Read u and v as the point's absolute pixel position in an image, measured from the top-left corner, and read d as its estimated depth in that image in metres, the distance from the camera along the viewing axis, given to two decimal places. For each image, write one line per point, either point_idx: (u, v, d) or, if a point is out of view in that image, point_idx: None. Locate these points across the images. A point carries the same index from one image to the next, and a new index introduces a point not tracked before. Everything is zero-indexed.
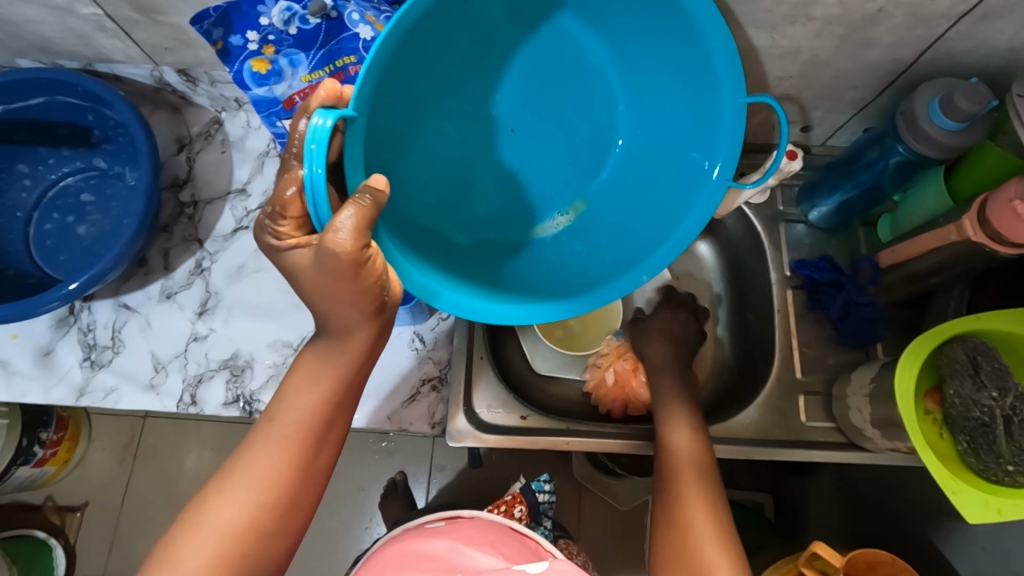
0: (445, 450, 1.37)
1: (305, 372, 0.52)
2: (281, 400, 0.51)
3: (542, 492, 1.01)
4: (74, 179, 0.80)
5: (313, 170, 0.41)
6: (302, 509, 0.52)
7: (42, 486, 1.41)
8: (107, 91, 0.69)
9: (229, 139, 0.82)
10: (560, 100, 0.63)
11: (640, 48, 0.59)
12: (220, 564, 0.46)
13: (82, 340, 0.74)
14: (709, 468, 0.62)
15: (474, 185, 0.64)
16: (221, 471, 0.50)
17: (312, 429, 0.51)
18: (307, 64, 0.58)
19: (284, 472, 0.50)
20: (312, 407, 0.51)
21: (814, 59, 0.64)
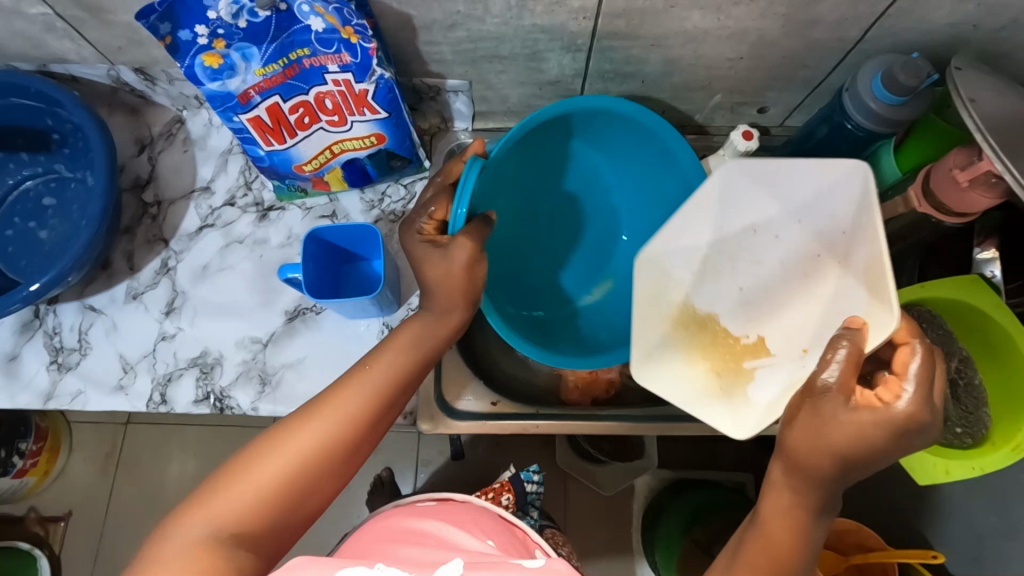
0: (430, 444, 1.38)
1: (404, 335, 0.58)
2: (382, 350, 0.56)
3: (530, 482, 1.04)
4: (34, 183, 0.78)
5: (457, 209, 0.60)
6: (365, 451, 0.53)
7: (25, 498, 1.41)
8: (61, 92, 0.68)
9: (191, 137, 0.82)
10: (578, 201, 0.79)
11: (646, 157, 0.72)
12: (271, 492, 0.48)
13: (48, 344, 0.74)
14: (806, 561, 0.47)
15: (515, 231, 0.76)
16: (302, 407, 0.52)
17: (394, 387, 0.55)
18: (258, 57, 0.59)
19: (361, 418, 0.52)
20: (397, 363, 0.56)
21: (762, 39, 0.65)
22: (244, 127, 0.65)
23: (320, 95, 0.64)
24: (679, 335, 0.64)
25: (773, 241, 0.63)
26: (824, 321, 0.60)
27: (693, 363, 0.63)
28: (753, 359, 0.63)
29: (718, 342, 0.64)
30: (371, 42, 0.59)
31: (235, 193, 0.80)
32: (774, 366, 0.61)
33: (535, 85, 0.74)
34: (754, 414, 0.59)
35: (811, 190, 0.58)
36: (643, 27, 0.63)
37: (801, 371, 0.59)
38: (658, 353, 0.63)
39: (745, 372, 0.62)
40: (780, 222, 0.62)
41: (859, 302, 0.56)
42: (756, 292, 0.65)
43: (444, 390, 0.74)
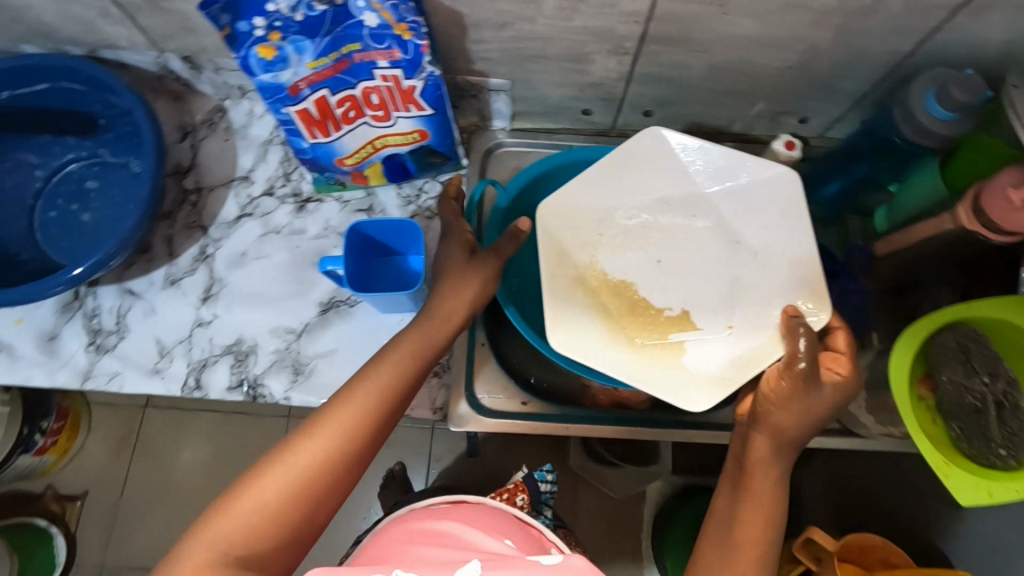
0: (442, 441, 1.39)
1: (402, 347, 0.58)
2: (379, 365, 0.56)
3: (543, 482, 1.03)
4: (78, 166, 0.79)
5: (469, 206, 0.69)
6: (364, 466, 0.53)
7: (43, 476, 1.42)
8: (112, 78, 0.69)
9: (233, 126, 0.83)
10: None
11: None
12: (273, 513, 0.47)
13: (88, 325, 0.75)
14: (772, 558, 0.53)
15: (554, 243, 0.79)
16: (300, 426, 0.52)
17: (390, 397, 0.55)
18: (311, 50, 0.59)
19: (359, 431, 0.52)
20: (395, 376, 0.56)
21: (811, 49, 0.64)
22: (291, 119, 0.65)
23: (367, 90, 0.64)
24: (585, 291, 0.64)
25: (691, 223, 0.67)
26: (731, 297, 0.64)
27: (614, 334, 0.62)
28: (681, 332, 0.63)
29: (638, 313, 0.64)
30: (423, 40, 0.59)
31: (274, 183, 0.81)
32: (702, 339, 0.62)
33: (577, 87, 0.74)
34: (699, 387, 0.59)
35: (726, 182, 0.67)
36: (693, 33, 0.62)
37: (730, 344, 0.62)
38: (570, 310, 0.62)
39: (672, 344, 0.62)
40: (696, 205, 0.68)
41: (777, 286, 0.64)
42: (672, 265, 0.66)
43: (473, 387, 0.74)
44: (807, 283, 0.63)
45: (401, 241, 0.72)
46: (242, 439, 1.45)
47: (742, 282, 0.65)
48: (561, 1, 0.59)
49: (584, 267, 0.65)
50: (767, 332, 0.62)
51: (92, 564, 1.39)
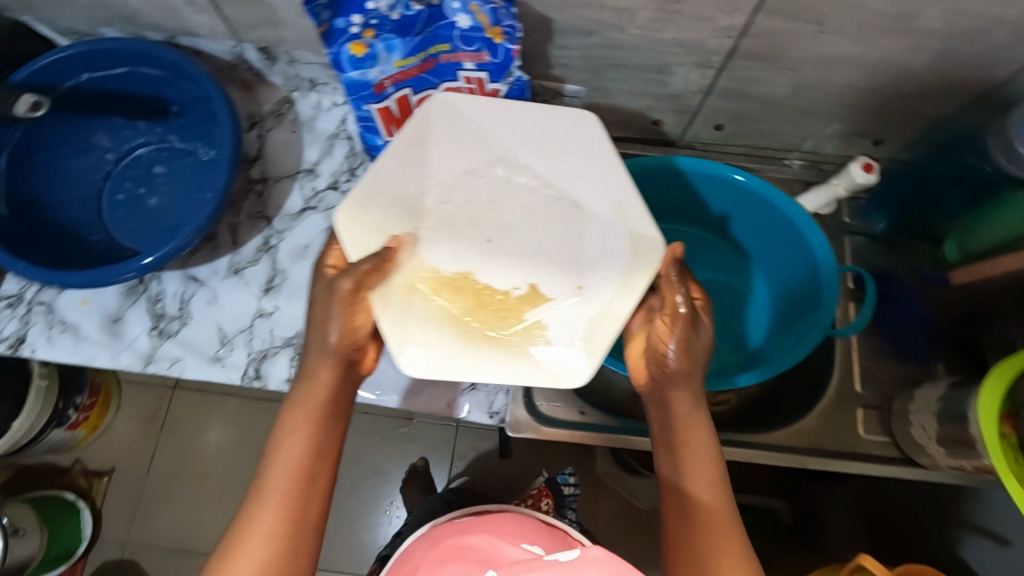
0: (466, 440, 1.38)
1: (278, 430, 0.54)
2: (269, 455, 0.53)
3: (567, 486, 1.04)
4: (147, 150, 0.80)
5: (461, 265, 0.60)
6: (307, 560, 0.52)
7: (72, 450, 1.44)
8: (191, 65, 0.69)
9: (299, 119, 0.82)
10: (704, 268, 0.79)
11: (776, 240, 0.73)
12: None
13: (151, 309, 0.76)
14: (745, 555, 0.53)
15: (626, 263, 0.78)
16: (225, 542, 0.51)
17: (296, 477, 0.52)
18: (401, 49, 0.59)
19: (287, 529, 0.51)
20: (267, 467, 0.52)
21: (903, 71, 0.63)
22: (371, 117, 0.65)
23: (449, 91, 0.64)
24: (422, 300, 0.54)
25: (509, 181, 0.60)
26: (575, 258, 0.58)
27: (477, 345, 0.53)
28: (533, 310, 0.56)
29: (483, 304, 0.55)
30: (516, 45, 0.59)
31: (340, 177, 0.81)
32: (558, 309, 0.56)
33: (653, 97, 0.73)
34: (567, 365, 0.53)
35: (541, 136, 0.60)
36: (786, 50, 0.62)
37: (585, 307, 0.56)
38: (410, 330, 0.53)
39: (532, 326, 0.54)
40: (516, 168, 0.60)
41: (612, 242, 0.58)
42: (506, 245, 0.58)
43: (533, 396, 0.73)
44: (621, 249, 0.57)
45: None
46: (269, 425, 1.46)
47: (581, 237, 0.58)
48: (657, 12, 0.58)
49: (411, 278, 0.55)
50: (634, 291, 0.55)
51: (116, 540, 1.40)
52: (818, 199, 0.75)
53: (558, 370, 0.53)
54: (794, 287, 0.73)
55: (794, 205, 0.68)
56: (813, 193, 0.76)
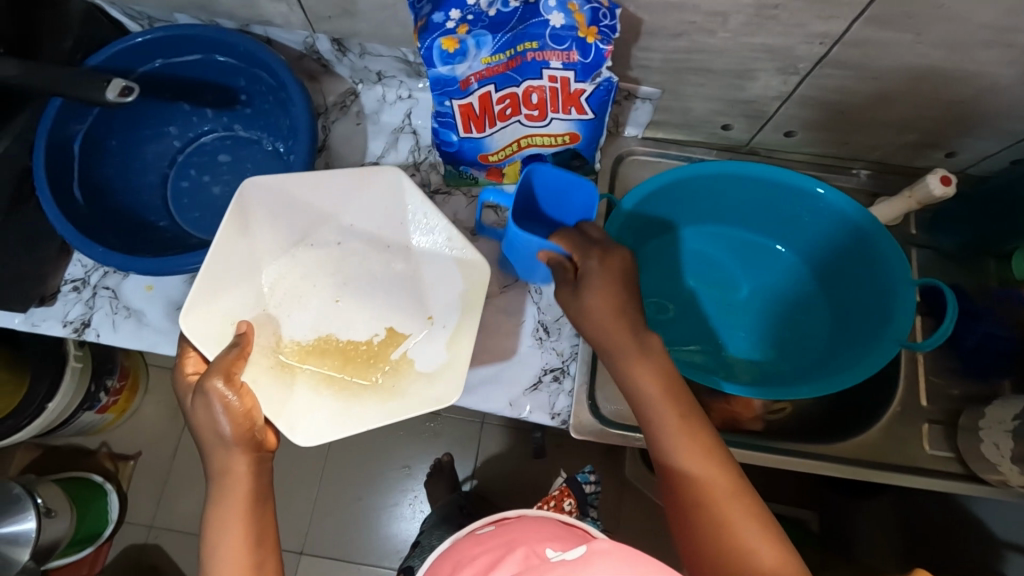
0: (492, 437, 1.38)
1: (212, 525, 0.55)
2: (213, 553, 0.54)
3: (587, 484, 1.03)
4: (212, 138, 0.81)
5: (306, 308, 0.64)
6: None
7: (99, 432, 1.44)
8: (268, 54, 0.69)
9: (364, 111, 0.82)
10: (764, 278, 0.79)
11: (835, 245, 0.74)
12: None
13: None
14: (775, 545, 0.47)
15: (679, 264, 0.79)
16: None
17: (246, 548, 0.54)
18: (491, 45, 0.59)
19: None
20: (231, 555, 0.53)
21: (993, 85, 0.62)
22: (452, 112, 0.65)
23: (530, 89, 0.64)
24: (296, 372, 0.64)
25: (346, 240, 0.69)
26: (416, 295, 0.68)
27: (334, 392, 0.63)
28: (397, 348, 0.67)
29: (350, 357, 0.66)
30: (609, 46, 0.59)
31: (404, 171, 0.80)
32: (415, 343, 0.66)
33: (728, 102, 0.73)
34: (425, 382, 0.63)
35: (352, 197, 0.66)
36: (878, 60, 0.61)
37: (438, 332, 0.66)
38: (288, 403, 0.62)
39: (398, 362, 0.65)
40: (336, 229, 0.69)
41: (448, 281, 0.67)
42: (352, 300, 0.69)
43: (596, 398, 0.73)
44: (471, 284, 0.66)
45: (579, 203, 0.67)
46: None
47: (413, 277, 0.68)
48: (754, 17, 0.58)
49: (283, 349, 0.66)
50: (466, 309, 0.65)
51: (142, 523, 1.41)
52: (890, 210, 0.75)
53: (443, 394, 0.61)
54: (861, 301, 0.73)
55: (869, 216, 0.68)
56: (886, 204, 0.75)
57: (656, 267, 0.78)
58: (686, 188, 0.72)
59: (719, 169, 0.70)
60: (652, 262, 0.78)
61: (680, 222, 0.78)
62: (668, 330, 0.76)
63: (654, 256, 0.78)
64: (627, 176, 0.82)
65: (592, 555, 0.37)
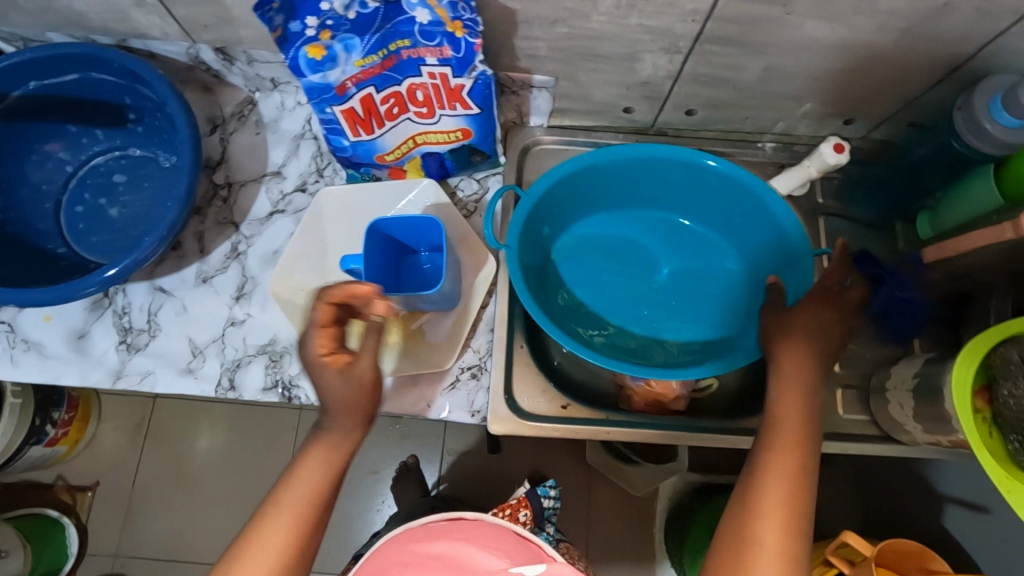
0: (456, 436, 1.38)
1: (314, 456, 0.56)
2: (294, 477, 0.55)
3: (547, 498, 0.81)
4: (105, 159, 0.78)
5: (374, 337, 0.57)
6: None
7: (53, 466, 1.40)
8: (146, 69, 0.67)
9: (263, 120, 0.80)
10: (684, 260, 0.78)
11: (739, 217, 0.75)
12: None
13: (118, 323, 0.73)
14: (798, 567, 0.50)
15: (589, 248, 0.78)
16: (229, 549, 0.53)
17: (317, 505, 0.55)
18: (361, 48, 0.57)
19: (290, 546, 0.53)
20: (310, 493, 0.55)
21: (871, 52, 0.62)
22: (336, 119, 0.64)
23: (413, 87, 0.62)
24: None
25: None
26: None
27: (375, 349, 0.73)
28: (416, 321, 0.74)
29: (384, 323, 0.74)
30: (477, 39, 0.57)
31: (308, 178, 0.79)
32: (432, 317, 0.74)
33: (624, 85, 0.72)
34: (437, 350, 0.73)
35: (391, 199, 0.75)
36: (753, 34, 0.61)
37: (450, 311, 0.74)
38: None
39: (416, 332, 0.73)
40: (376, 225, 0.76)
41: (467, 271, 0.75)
42: None
43: (516, 392, 0.73)
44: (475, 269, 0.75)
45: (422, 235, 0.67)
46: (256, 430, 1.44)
47: None
48: None
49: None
50: (474, 293, 0.75)
51: (106, 552, 1.37)
52: (791, 180, 0.76)
53: (436, 357, 0.73)
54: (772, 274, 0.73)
55: (768, 189, 0.70)
56: (787, 174, 0.76)
57: (569, 256, 0.77)
58: (589, 173, 0.73)
59: (619, 152, 0.71)
60: (565, 251, 0.77)
61: (591, 208, 0.78)
62: (587, 317, 0.74)
63: (567, 245, 0.77)
64: (534, 167, 0.81)
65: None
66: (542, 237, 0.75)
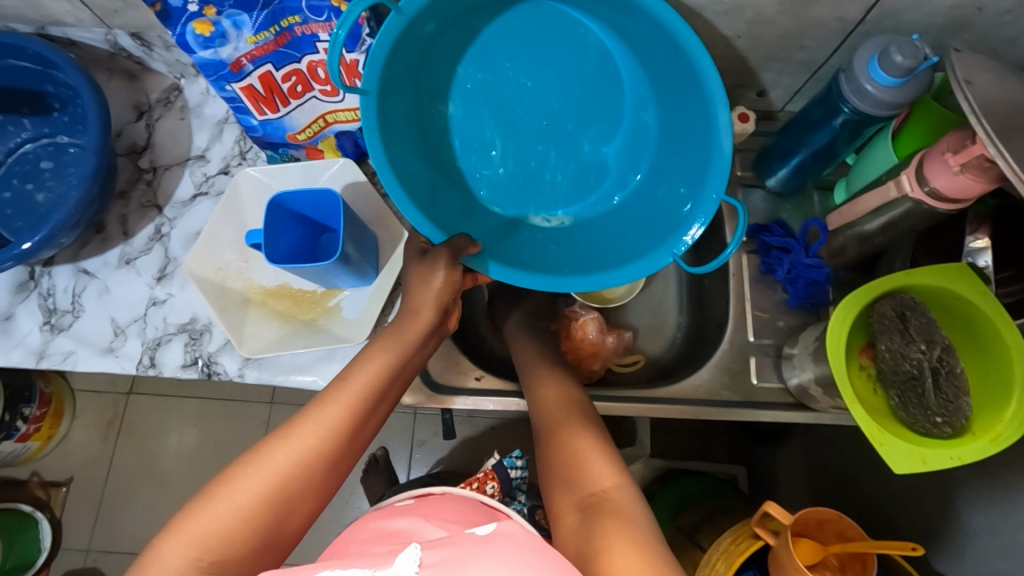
0: (426, 425, 1.33)
1: (381, 344, 0.60)
2: (354, 362, 0.59)
3: (514, 469, 0.80)
4: (33, 146, 0.79)
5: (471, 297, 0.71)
6: (333, 476, 0.55)
7: (26, 462, 1.34)
8: (58, 55, 0.68)
9: (188, 105, 0.82)
10: (587, 92, 0.69)
11: (683, 108, 0.65)
12: (247, 518, 0.49)
13: (42, 305, 0.75)
14: (574, 396, 0.65)
15: (490, 70, 0.68)
16: (279, 429, 0.54)
17: (372, 399, 0.57)
18: (250, 24, 0.58)
19: (346, 429, 0.55)
20: (367, 385, 0.57)
21: (757, 17, 0.63)
22: (237, 96, 0.66)
23: (312, 65, 0.64)
24: (253, 308, 0.74)
25: None
26: None
27: (289, 325, 0.73)
28: (333, 298, 0.74)
29: (299, 299, 0.74)
30: None
31: (230, 161, 0.80)
32: (348, 294, 0.74)
33: None
34: (352, 325, 0.73)
35: (305, 178, 0.76)
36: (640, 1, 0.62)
37: (367, 285, 0.74)
38: (244, 329, 0.72)
39: (332, 309, 0.74)
40: None
41: (385, 249, 0.76)
42: None
43: (433, 368, 0.74)
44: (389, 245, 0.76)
45: (321, 207, 0.68)
46: (229, 425, 1.38)
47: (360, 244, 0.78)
48: None
49: (246, 291, 0.74)
50: (390, 269, 0.75)
51: (77, 553, 1.31)
52: None
53: (350, 333, 0.72)
54: (680, 146, 0.67)
55: (703, 63, 0.58)
56: None
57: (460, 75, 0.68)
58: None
59: None
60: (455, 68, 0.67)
61: (489, 10, 0.65)
62: (454, 157, 0.70)
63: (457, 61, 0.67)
64: None
65: (498, 536, 0.44)
66: (431, 45, 0.65)
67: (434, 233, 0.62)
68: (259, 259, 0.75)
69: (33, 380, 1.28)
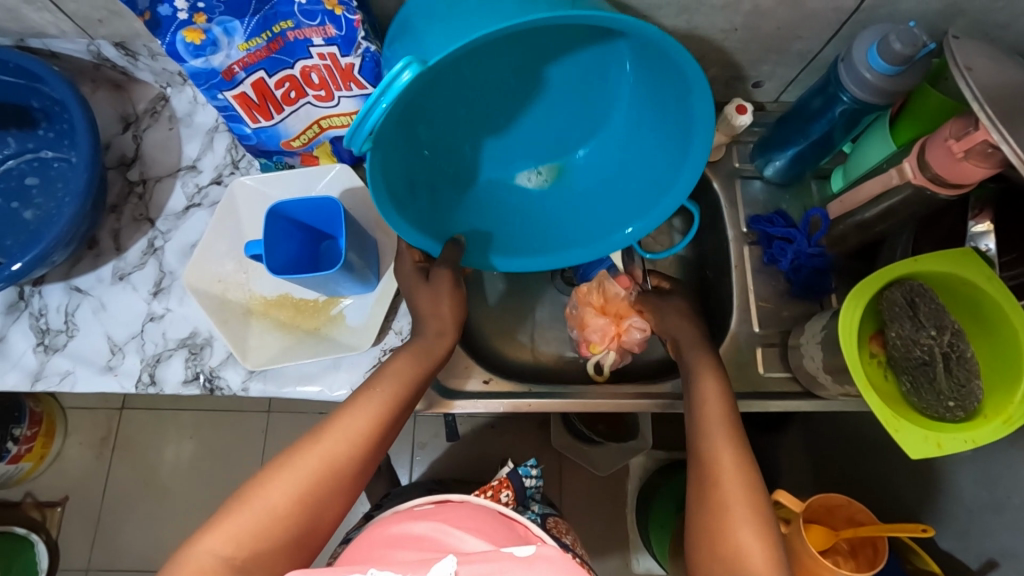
0: (426, 428, 1.32)
1: (410, 352, 0.60)
2: (382, 368, 0.58)
3: (529, 478, 0.79)
4: (17, 162, 0.77)
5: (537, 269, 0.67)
6: (363, 477, 0.54)
7: (19, 483, 1.31)
8: (42, 68, 0.66)
9: (176, 115, 0.80)
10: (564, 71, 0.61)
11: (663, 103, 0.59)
12: (279, 517, 0.48)
13: (35, 325, 0.73)
14: (732, 421, 0.58)
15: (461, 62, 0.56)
16: (309, 432, 0.54)
17: (401, 402, 0.57)
18: (242, 31, 0.57)
19: (374, 431, 0.54)
20: (399, 387, 0.57)
21: (755, 9, 0.63)
22: (230, 104, 0.64)
23: (306, 70, 0.63)
24: (255, 318, 0.73)
25: None
26: None
27: (292, 334, 0.72)
28: (336, 306, 0.73)
29: (303, 308, 0.73)
30: (356, 15, 0.58)
31: (223, 171, 0.79)
32: (350, 301, 0.73)
33: None
34: (358, 333, 0.72)
35: (301, 185, 0.75)
36: None
37: (371, 292, 0.73)
38: (248, 342, 0.71)
39: (335, 317, 0.73)
40: None
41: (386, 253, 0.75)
42: None
43: (439, 372, 0.74)
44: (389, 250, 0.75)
45: (322, 215, 0.67)
46: (227, 436, 1.36)
47: None
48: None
49: (248, 301, 0.73)
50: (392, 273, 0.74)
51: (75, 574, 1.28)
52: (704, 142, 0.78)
53: (356, 340, 0.71)
54: (650, 126, 0.63)
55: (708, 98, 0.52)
56: None
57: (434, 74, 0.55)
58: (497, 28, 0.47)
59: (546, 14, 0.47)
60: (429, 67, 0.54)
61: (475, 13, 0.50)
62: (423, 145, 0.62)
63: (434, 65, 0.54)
64: None
65: (538, 557, 0.43)
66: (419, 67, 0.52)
67: (433, 245, 0.62)
68: (258, 269, 0.74)
69: (22, 399, 1.25)
